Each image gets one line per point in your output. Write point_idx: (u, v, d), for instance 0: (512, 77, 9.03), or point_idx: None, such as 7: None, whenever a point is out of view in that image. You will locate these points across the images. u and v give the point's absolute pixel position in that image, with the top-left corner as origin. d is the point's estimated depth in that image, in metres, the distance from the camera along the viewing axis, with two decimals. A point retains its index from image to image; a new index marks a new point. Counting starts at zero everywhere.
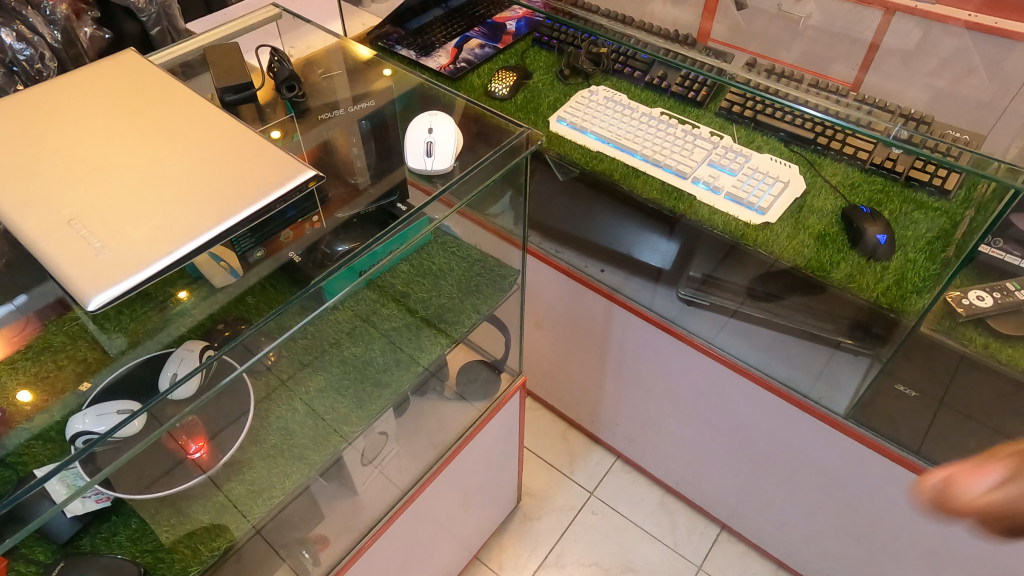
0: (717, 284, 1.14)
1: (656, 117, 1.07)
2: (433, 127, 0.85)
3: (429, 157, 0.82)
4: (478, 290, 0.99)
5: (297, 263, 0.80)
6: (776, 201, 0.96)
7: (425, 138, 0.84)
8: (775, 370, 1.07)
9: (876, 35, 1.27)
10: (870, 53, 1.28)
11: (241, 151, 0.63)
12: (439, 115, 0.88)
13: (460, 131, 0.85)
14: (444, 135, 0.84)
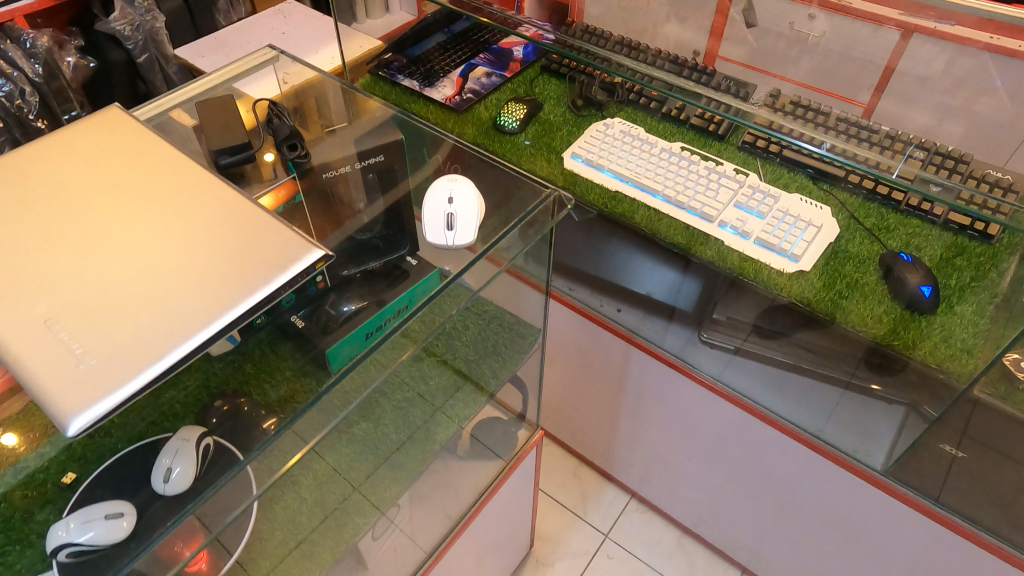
0: (738, 324, 1.10)
1: (677, 153, 1.00)
2: (453, 196, 0.80)
3: (451, 231, 0.78)
4: (502, 348, 0.96)
5: (298, 327, 0.74)
6: (809, 247, 0.91)
7: (445, 209, 0.79)
8: (805, 421, 1.02)
9: (891, 59, 1.25)
10: (884, 77, 1.25)
11: (239, 231, 0.56)
12: (458, 180, 0.83)
13: (481, 200, 0.81)
14: (466, 204, 0.80)
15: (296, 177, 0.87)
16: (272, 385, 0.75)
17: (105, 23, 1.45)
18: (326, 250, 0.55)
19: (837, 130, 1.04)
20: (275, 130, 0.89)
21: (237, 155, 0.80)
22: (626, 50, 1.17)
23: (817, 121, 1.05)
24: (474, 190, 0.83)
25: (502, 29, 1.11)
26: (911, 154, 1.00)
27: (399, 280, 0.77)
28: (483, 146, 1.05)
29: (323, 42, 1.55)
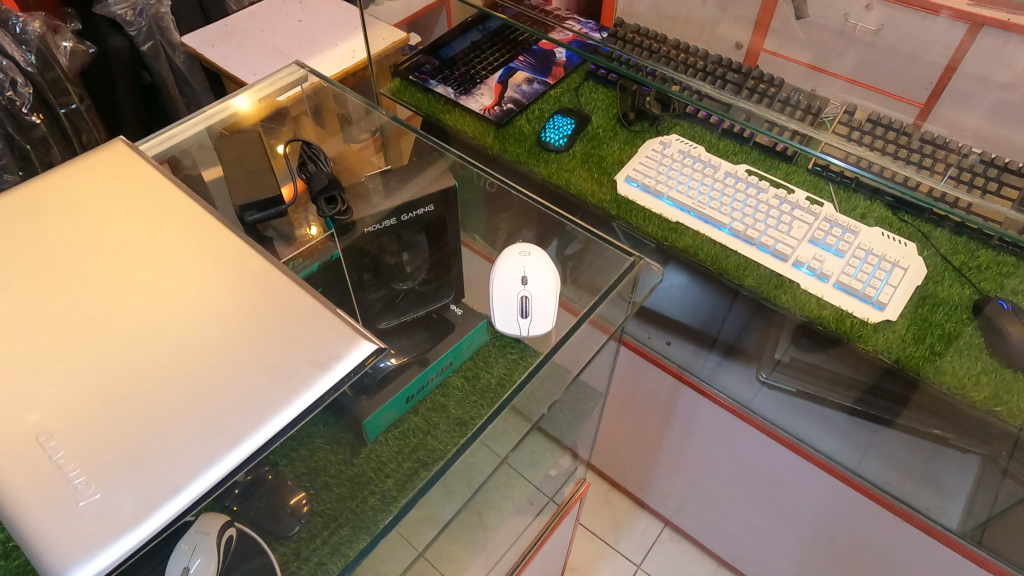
0: (798, 369, 0.98)
1: (743, 179, 0.90)
2: (525, 273, 0.71)
3: (524, 317, 0.70)
4: (581, 411, 0.86)
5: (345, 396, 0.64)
6: (895, 293, 0.81)
7: (518, 290, 0.70)
8: (872, 473, 0.93)
9: (954, 56, 1.16)
10: (945, 75, 1.17)
11: (271, 318, 0.47)
12: (531, 252, 0.73)
13: (558, 277, 0.71)
14: (541, 283, 0.71)
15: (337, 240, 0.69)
16: (302, 455, 0.67)
17: (105, 6, 1.32)
18: (377, 344, 0.45)
19: (918, 159, 0.91)
20: (308, 181, 0.71)
21: (265, 211, 0.67)
22: (681, 56, 1.06)
23: (893, 151, 0.93)
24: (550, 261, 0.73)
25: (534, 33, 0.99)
26: (1006, 187, 0.87)
27: (444, 337, 0.70)
28: (527, 168, 0.95)
29: (344, 32, 1.43)
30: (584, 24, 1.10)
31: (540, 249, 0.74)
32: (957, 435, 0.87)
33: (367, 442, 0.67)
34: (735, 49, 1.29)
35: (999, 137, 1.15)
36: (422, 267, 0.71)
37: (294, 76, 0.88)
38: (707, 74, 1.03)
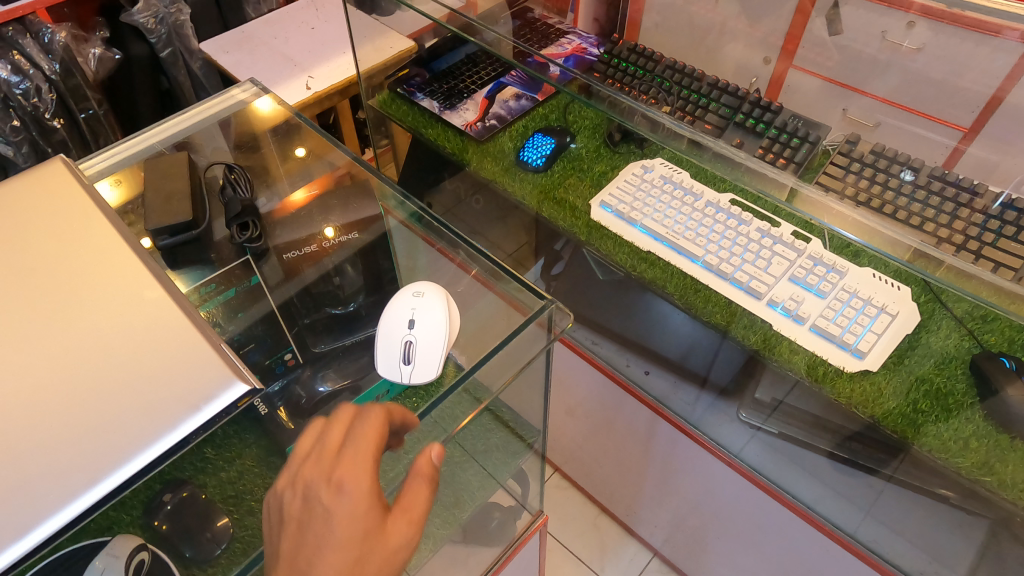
0: (794, 416, 0.88)
1: (723, 209, 0.85)
2: (414, 315, 0.64)
3: (406, 364, 0.61)
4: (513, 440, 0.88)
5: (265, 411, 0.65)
6: (877, 341, 0.75)
7: (404, 334, 0.63)
8: (857, 529, 0.85)
9: (1001, 86, 0.99)
10: (987, 110, 1.02)
11: (151, 354, 0.48)
12: (427, 291, 0.66)
13: (449, 320, 0.63)
14: (429, 326, 0.63)
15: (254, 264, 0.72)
16: (230, 476, 0.67)
17: (128, 15, 1.37)
18: (247, 387, 0.46)
19: (916, 205, 0.85)
20: (223, 208, 0.72)
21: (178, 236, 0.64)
22: (676, 76, 1.02)
23: (893, 193, 0.87)
24: (448, 301, 0.66)
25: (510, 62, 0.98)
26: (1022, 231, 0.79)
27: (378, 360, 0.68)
28: (502, 189, 0.96)
29: (336, 47, 1.37)
30: (583, 39, 1.12)
31: (437, 287, 0.67)
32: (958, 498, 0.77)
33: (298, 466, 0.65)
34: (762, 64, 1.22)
35: None
36: (358, 292, 0.74)
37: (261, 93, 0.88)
38: (700, 97, 1.00)
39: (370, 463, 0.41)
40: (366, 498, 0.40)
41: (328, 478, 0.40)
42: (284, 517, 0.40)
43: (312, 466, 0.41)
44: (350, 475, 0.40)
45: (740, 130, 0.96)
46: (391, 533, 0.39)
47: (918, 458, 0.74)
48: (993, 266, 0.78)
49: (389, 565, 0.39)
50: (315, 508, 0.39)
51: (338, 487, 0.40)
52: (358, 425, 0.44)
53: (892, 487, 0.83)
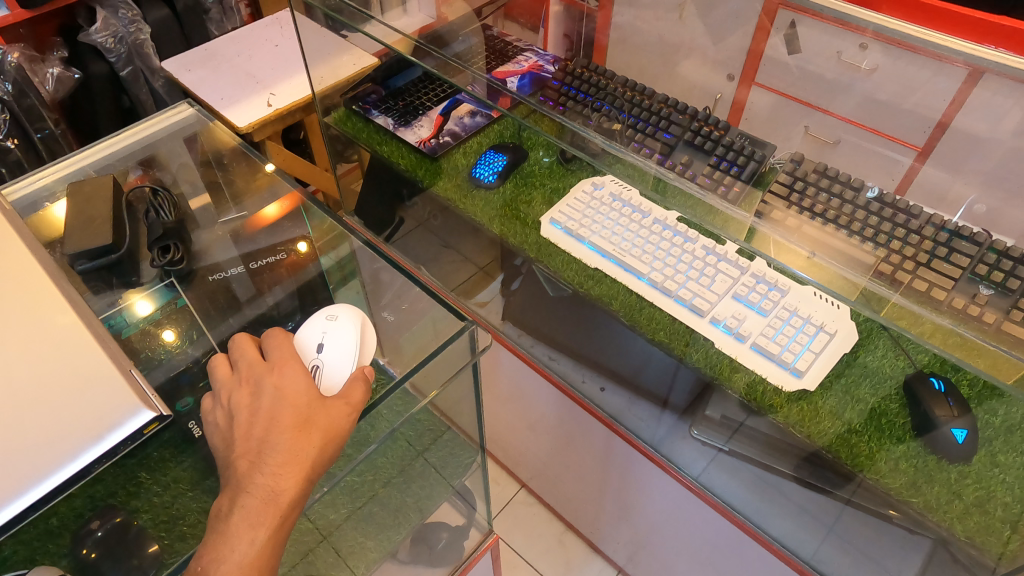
0: (752, 437, 0.86)
1: (668, 227, 0.88)
2: (323, 340, 0.58)
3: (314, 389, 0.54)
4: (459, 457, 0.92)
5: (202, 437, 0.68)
6: (815, 361, 0.77)
7: (308, 360, 0.56)
8: (801, 547, 0.82)
9: (945, 112, 1.01)
10: (936, 132, 1.05)
11: (50, 382, 0.48)
12: (340, 316, 0.61)
13: (363, 344, 0.58)
14: (340, 350, 0.57)
15: (177, 285, 0.81)
16: (164, 504, 0.66)
17: (87, 34, 1.36)
18: (154, 414, 0.49)
19: (858, 222, 0.88)
20: (146, 232, 0.80)
21: (95, 261, 0.72)
22: (629, 95, 1.04)
23: (836, 212, 0.89)
24: (362, 328, 0.61)
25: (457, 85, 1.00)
26: (953, 253, 0.83)
27: None
28: (459, 208, 1.01)
29: (292, 65, 1.34)
30: (541, 56, 1.13)
31: (353, 312, 0.62)
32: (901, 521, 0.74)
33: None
34: (726, 82, 1.21)
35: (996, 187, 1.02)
36: (295, 314, 0.77)
37: (197, 124, 0.98)
38: (652, 115, 1.01)
39: (301, 360, 0.55)
40: (306, 381, 0.53)
41: (273, 371, 0.54)
42: (241, 405, 0.52)
43: (257, 370, 0.55)
44: (286, 368, 0.54)
45: (689, 149, 0.98)
46: (332, 401, 0.52)
47: (860, 485, 0.74)
48: (928, 285, 0.81)
49: (333, 425, 0.51)
50: (264, 393, 0.52)
51: (281, 376, 0.53)
52: (280, 343, 0.58)
53: (852, 509, 0.78)
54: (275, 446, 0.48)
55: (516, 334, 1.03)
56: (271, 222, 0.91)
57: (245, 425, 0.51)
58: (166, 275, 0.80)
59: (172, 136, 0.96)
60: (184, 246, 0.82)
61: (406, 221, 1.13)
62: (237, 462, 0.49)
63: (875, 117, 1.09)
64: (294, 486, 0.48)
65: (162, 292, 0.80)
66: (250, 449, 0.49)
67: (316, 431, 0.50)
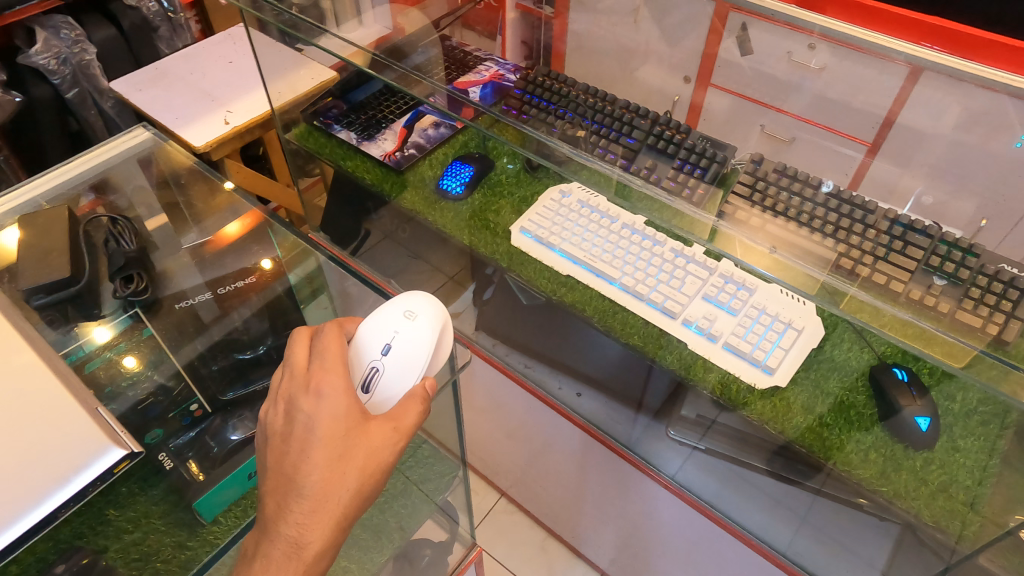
0: (725, 434, 0.87)
1: (637, 230, 0.89)
2: (392, 341, 0.57)
3: (366, 393, 0.55)
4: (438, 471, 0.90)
5: (176, 471, 0.70)
6: (785, 357, 0.79)
7: (371, 360, 0.56)
8: (775, 539, 0.85)
9: (891, 109, 1.05)
10: (883, 130, 1.09)
11: (19, 427, 0.50)
12: (419, 315, 0.59)
13: (429, 357, 0.57)
14: (403, 360, 0.56)
15: (141, 314, 0.79)
16: (134, 540, 0.67)
17: (27, 56, 1.29)
18: (121, 453, 0.50)
19: (818, 220, 0.90)
20: (106, 262, 0.77)
21: (52, 295, 0.69)
22: (590, 101, 1.05)
23: (796, 211, 0.91)
24: (437, 333, 0.59)
25: (416, 98, 0.98)
26: (907, 248, 0.86)
27: None
28: (427, 220, 1.01)
29: (248, 81, 1.32)
30: (501, 65, 1.13)
31: (438, 314, 0.60)
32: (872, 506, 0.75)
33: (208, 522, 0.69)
34: (683, 84, 1.22)
35: (940, 180, 1.07)
36: (266, 336, 0.79)
37: (155, 145, 0.94)
38: (614, 120, 1.02)
39: (341, 374, 0.52)
40: (346, 404, 0.50)
41: (309, 391, 0.51)
42: (280, 427, 0.51)
43: (296, 384, 0.52)
44: (323, 387, 0.51)
45: (652, 154, 0.99)
46: (373, 433, 0.49)
47: (834, 479, 0.76)
48: (887, 277, 0.84)
49: (371, 460, 0.49)
50: (298, 418, 0.50)
51: (317, 399, 0.50)
52: (333, 342, 0.55)
53: (823, 499, 0.80)
54: (308, 492, 0.48)
55: (490, 344, 1.03)
56: (234, 241, 0.89)
57: (279, 454, 0.50)
58: (131, 305, 0.78)
59: (130, 158, 0.92)
60: (148, 274, 0.80)
61: (372, 233, 1.12)
62: (268, 499, 0.49)
63: (827, 115, 1.12)
64: (322, 536, 0.48)
65: (122, 320, 0.78)
66: (284, 487, 0.49)
67: (351, 472, 0.48)
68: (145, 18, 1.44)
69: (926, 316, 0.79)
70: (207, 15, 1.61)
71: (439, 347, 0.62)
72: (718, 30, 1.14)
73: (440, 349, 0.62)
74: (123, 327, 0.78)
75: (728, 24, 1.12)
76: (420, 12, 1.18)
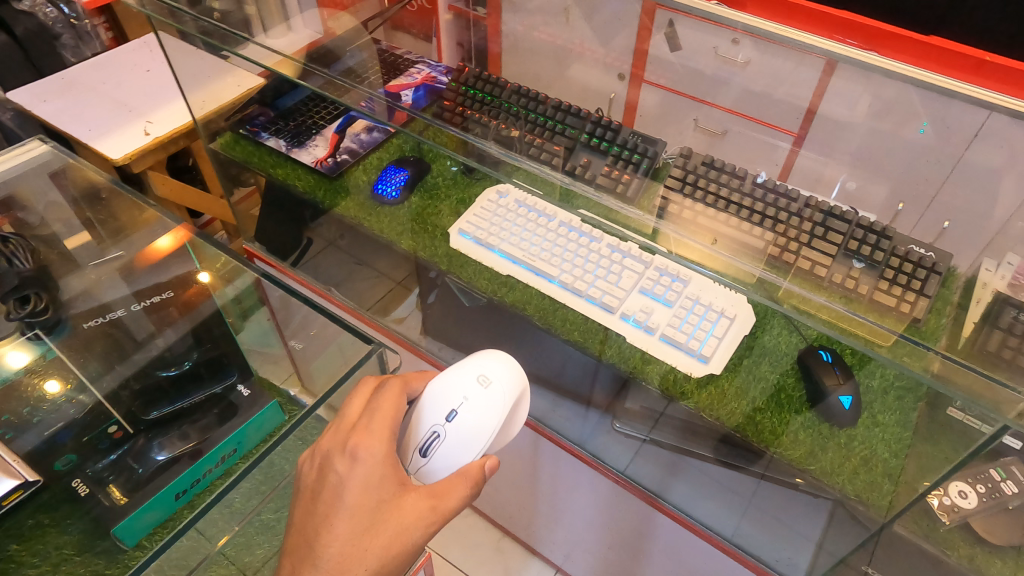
0: (671, 425, 0.89)
1: (574, 228, 0.90)
2: (460, 407, 0.58)
3: (424, 457, 0.57)
4: None
5: (100, 497, 0.67)
6: (720, 345, 0.81)
7: (435, 424, 0.58)
8: (723, 525, 0.86)
9: (812, 101, 1.10)
10: (806, 119, 1.14)
11: None
12: (493, 383, 0.60)
13: (495, 431, 0.58)
14: (463, 435, 0.57)
15: (46, 336, 0.80)
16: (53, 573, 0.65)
17: None
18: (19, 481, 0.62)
19: (746, 210, 0.93)
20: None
21: None
22: (522, 101, 1.06)
23: (725, 202, 0.94)
24: (507, 404, 0.60)
25: (348, 105, 0.96)
26: (829, 233, 0.90)
27: (230, 416, 0.72)
28: (364, 225, 1.01)
29: (168, 90, 1.27)
30: (433, 68, 1.13)
31: (513, 388, 0.60)
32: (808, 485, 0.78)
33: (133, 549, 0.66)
34: (618, 82, 1.24)
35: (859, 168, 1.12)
36: (190, 352, 0.76)
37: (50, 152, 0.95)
38: (548, 120, 1.03)
39: (381, 440, 0.54)
40: (378, 475, 0.52)
41: (346, 452, 0.53)
42: (313, 482, 0.54)
43: (338, 440, 0.54)
44: (363, 450, 0.53)
45: (585, 151, 1.01)
46: (405, 510, 0.51)
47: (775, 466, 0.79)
48: (811, 263, 0.87)
49: (399, 540, 0.50)
50: (332, 478, 0.52)
51: (353, 463, 0.52)
52: (391, 401, 0.57)
53: (766, 482, 0.84)
54: (325, 562, 0.49)
55: (436, 347, 0.99)
56: (164, 256, 0.89)
57: (308, 511, 0.52)
58: (29, 327, 0.79)
59: (23, 166, 0.94)
60: (48, 295, 0.80)
61: (314, 241, 1.10)
62: (285, 559, 0.52)
63: (756, 107, 1.16)
64: None
65: (42, 344, 0.79)
66: (304, 550, 0.51)
67: (373, 550, 0.50)
68: (43, 25, 1.34)
69: (846, 297, 0.84)
70: (117, 19, 1.44)
71: (510, 417, 0.62)
72: (647, 28, 1.16)
73: (511, 419, 0.63)
74: (39, 352, 0.79)
75: (656, 21, 1.14)
76: (350, 16, 1.16)
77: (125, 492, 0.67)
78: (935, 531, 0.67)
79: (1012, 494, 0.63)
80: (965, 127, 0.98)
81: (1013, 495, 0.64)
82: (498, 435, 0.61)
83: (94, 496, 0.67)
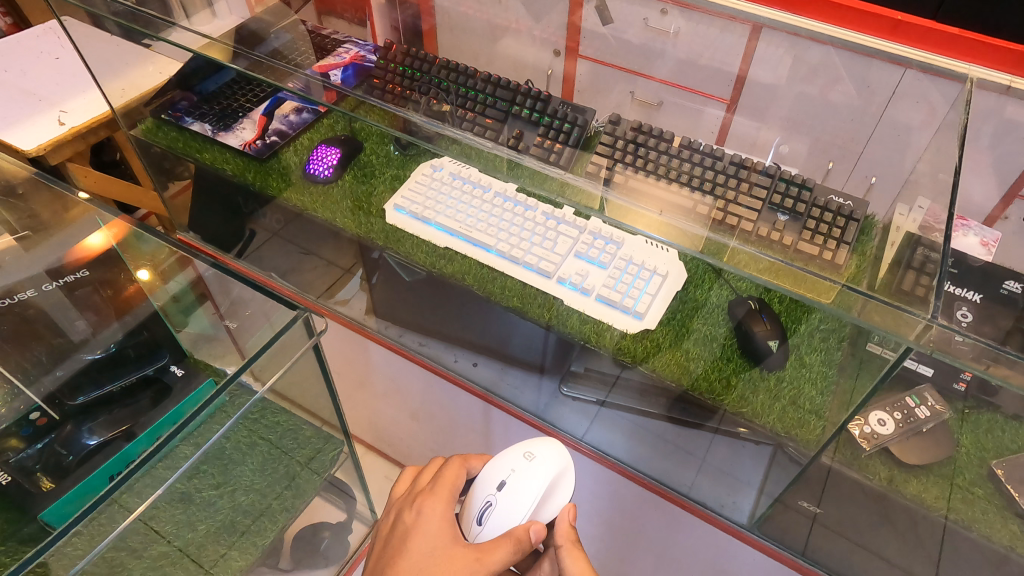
0: (628, 387, 0.92)
1: (511, 198, 0.92)
2: (508, 478, 0.67)
3: (479, 525, 0.64)
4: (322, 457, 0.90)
5: (31, 485, 0.65)
6: (653, 301, 0.85)
7: (488, 494, 0.66)
8: (670, 477, 0.88)
9: (740, 66, 1.12)
10: (736, 87, 1.14)
11: None
12: (538, 458, 0.68)
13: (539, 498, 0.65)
14: (514, 503, 0.65)
15: None
16: None
17: None
18: None
19: (673, 171, 0.95)
20: None
21: None
22: (452, 75, 1.06)
23: (656, 166, 0.96)
24: (552, 478, 0.67)
25: (276, 85, 0.94)
26: (753, 188, 0.93)
27: (164, 397, 0.71)
28: (293, 205, 1.00)
29: (82, 81, 1.21)
30: (361, 47, 1.11)
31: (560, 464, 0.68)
32: (749, 432, 0.81)
33: (46, 528, 0.63)
34: (553, 57, 1.23)
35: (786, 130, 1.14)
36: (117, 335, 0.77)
37: None
38: (477, 93, 1.04)
39: (442, 500, 0.64)
40: (439, 522, 0.62)
41: (415, 507, 0.64)
42: (387, 534, 0.64)
43: (410, 501, 0.66)
44: (426, 507, 0.64)
45: (517, 122, 1.02)
46: (456, 559, 0.59)
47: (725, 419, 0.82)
48: (738, 219, 0.91)
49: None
50: (402, 527, 0.63)
51: (417, 517, 0.63)
52: (454, 475, 0.67)
53: (720, 436, 0.87)
54: None
55: (384, 327, 1.02)
56: (97, 253, 0.86)
57: (381, 555, 0.63)
58: None
59: None
60: None
61: (258, 233, 1.09)
62: None
63: (690, 77, 1.16)
64: None
65: None
66: None
67: None
68: None
69: (773, 247, 0.88)
70: (17, 6, 1.38)
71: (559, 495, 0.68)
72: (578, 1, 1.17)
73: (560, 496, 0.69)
74: None
75: None
76: None
77: (52, 477, 0.66)
78: (858, 458, 0.73)
79: (925, 418, 0.71)
80: (883, 84, 1.03)
81: (926, 419, 0.71)
82: (548, 508, 0.67)
83: (21, 483, 0.65)
